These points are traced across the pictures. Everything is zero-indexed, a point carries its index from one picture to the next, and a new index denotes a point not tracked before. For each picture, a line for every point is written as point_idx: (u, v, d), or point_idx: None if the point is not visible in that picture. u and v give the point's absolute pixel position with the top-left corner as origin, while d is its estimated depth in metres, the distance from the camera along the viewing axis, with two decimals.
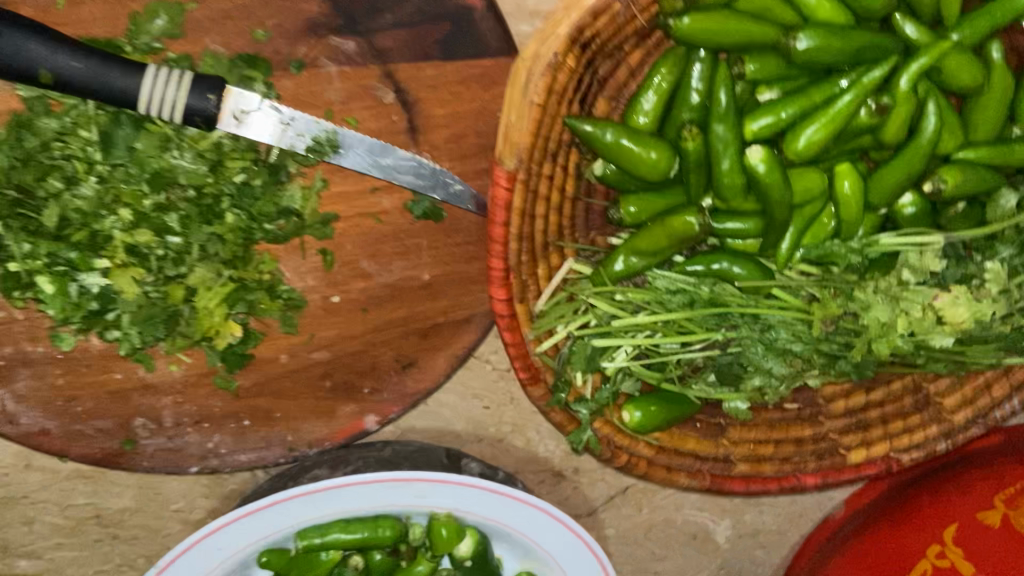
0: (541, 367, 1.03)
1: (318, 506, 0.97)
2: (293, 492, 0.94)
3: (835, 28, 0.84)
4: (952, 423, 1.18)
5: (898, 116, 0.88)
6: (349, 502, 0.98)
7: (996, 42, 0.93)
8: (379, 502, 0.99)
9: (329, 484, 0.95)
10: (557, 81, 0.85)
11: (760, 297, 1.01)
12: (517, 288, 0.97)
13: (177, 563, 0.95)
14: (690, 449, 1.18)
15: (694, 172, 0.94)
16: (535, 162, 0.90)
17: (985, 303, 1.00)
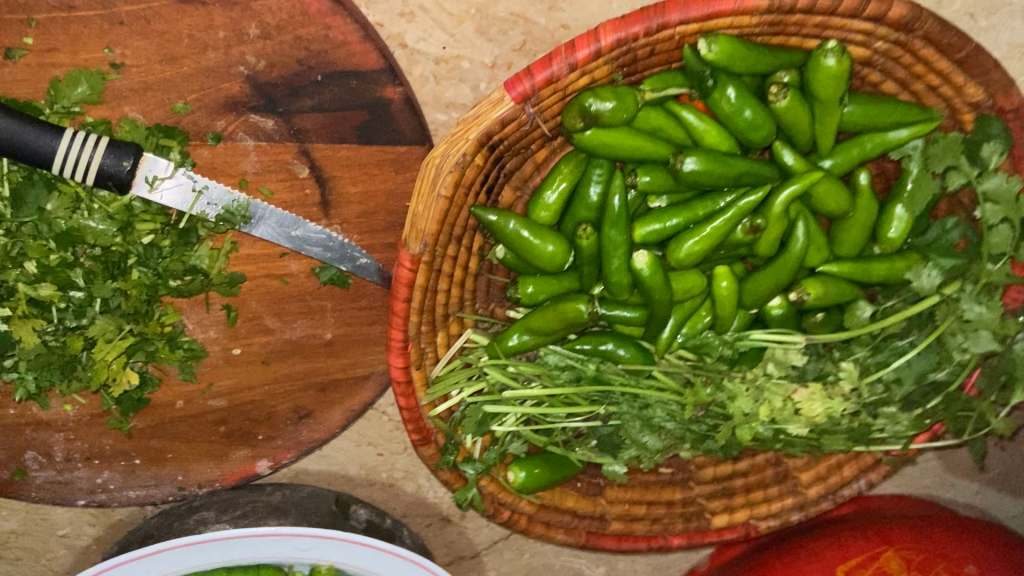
0: (433, 429, 1.10)
1: (202, 555, 1.01)
2: (176, 542, 0.99)
3: (717, 154, 0.93)
4: (805, 496, 1.29)
5: (769, 235, 0.98)
6: (233, 552, 1.02)
7: (865, 170, 1.03)
8: (262, 553, 1.03)
9: (212, 535, 0.99)
10: (463, 176, 0.90)
11: (641, 378, 1.10)
12: (414, 356, 1.02)
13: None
14: (570, 507, 1.26)
15: (587, 265, 1.02)
16: (439, 245, 0.95)
17: (836, 400, 1.10)
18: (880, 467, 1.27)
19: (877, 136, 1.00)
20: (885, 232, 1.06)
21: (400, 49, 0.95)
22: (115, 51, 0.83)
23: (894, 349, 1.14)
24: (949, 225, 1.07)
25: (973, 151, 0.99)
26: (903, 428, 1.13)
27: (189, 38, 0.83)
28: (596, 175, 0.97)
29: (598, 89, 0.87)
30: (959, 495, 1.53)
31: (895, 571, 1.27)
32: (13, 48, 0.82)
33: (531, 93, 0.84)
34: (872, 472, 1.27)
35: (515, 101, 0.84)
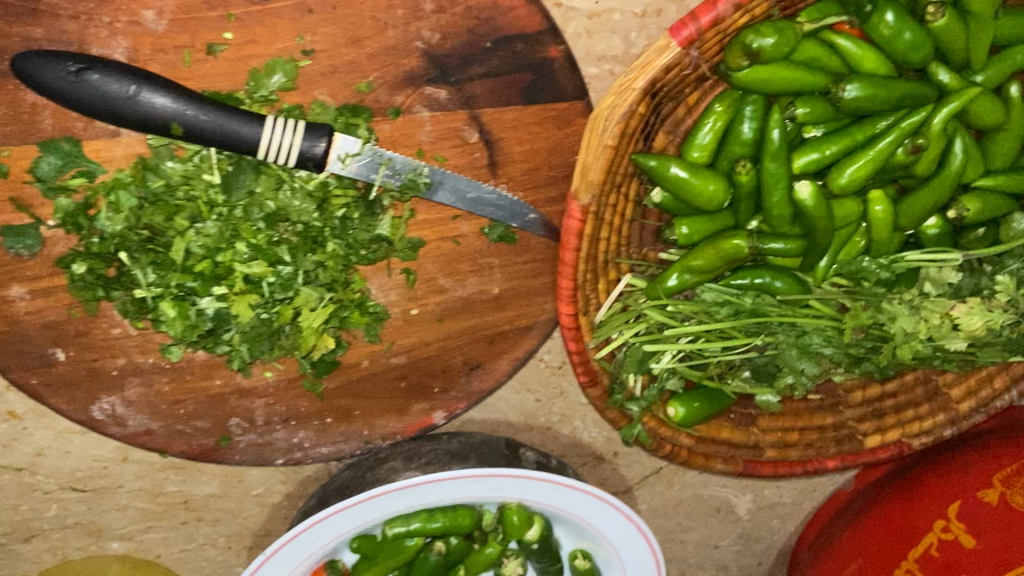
0: (599, 371, 1.15)
1: (404, 499, 1.08)
2: (382, 490, 1.05)
3: (877, 79, 0.94)
4: (957, 411, 1.31)
5: (930, 153, 0.99)
6: (432, 494, 1.09)
7: (1017, 81, 1.04)
8: (457, 493, 1.10)
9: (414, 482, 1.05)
10: (629, 125, 0.94)
11: (799, 307, 1.13)
12: (581, 303, 1.08)
13: (265, 566, 1.07)
14: (725, 437, 1.31)
15: (745, 201, 1.04)
16: (604, 195, 1.00)
17: (995, 313, 1.12)
18: None
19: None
20: None
21: (556, 8, 1.03)
22: (306, 38, 0.90)
23: None
24: None
25: None
26: None
27: (371, 20, 0.90)
28: (750, 111, 0.99)
29: (759, 25, 0.90)
30: None
31: None
32: (215, 44, 0.89)
33: (695, 37, 0.88)
34: (1023, 382, 1.30)
35: (681, 46, 0.88)
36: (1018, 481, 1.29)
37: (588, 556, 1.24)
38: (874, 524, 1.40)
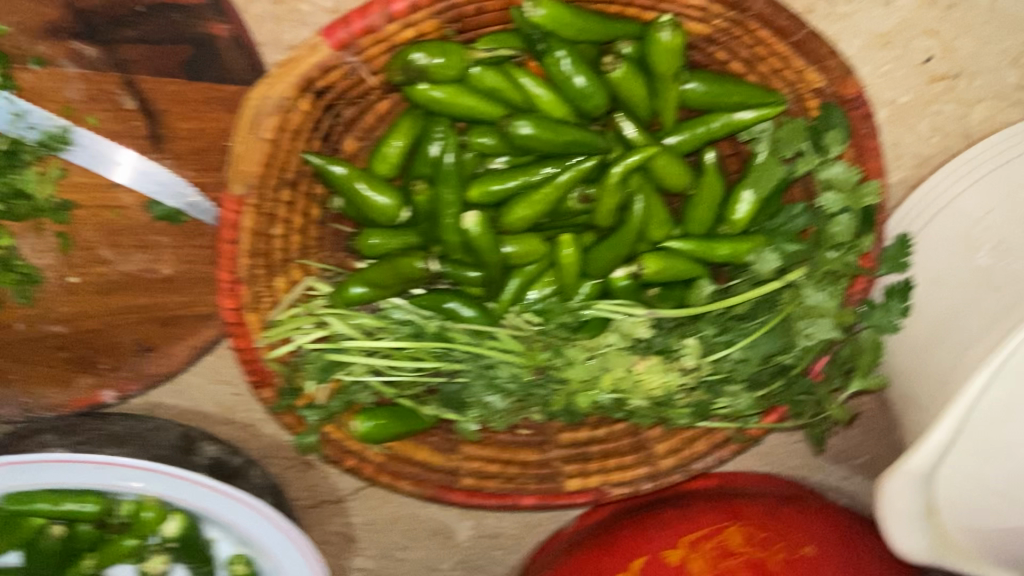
0: (270, 371, 1.09)
1: (27, 477, 1.04)
2: None
3: (550, 122, 0.94)
4: (658, 466, 1.30)
5: (605, 204, 0.98)
6: (57, 477, 1.05)
7: (712, 149, 1.04)
8: (87, 480, 1.06)
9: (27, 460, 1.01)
10: (289, 120, 0.90)
11: (485, 339, 1.11)
12: (247, 299, 1.02)
13: None
14: (421, 459, 1.28)
15: (425, 222, 1.02)
16: (267, 190, 0.95)
17: (673, 373, 1.12)
18: (730, 444, 1.28)
19: (725, 115, 1.00)
20: (733, 212, 1.07)
21: None
22: None
23: (742, 328, 1.15)
24: (796, 212, 1.07)
25: (816, 138, 1.00)
26: (744, 407, 1.14)
27: None
28: (439, 133, 0.96)
29: (425, 43, 0.87)
30: (828, 478, 1.54)
31: (736, 544, 1.28)
32: None
33: (349, 42, 0.84)
34: (723, 448, 1.28)
35: (332, 48, 0.84)
36: (702, 546, 1.29)
37: (249, 562, 1.19)
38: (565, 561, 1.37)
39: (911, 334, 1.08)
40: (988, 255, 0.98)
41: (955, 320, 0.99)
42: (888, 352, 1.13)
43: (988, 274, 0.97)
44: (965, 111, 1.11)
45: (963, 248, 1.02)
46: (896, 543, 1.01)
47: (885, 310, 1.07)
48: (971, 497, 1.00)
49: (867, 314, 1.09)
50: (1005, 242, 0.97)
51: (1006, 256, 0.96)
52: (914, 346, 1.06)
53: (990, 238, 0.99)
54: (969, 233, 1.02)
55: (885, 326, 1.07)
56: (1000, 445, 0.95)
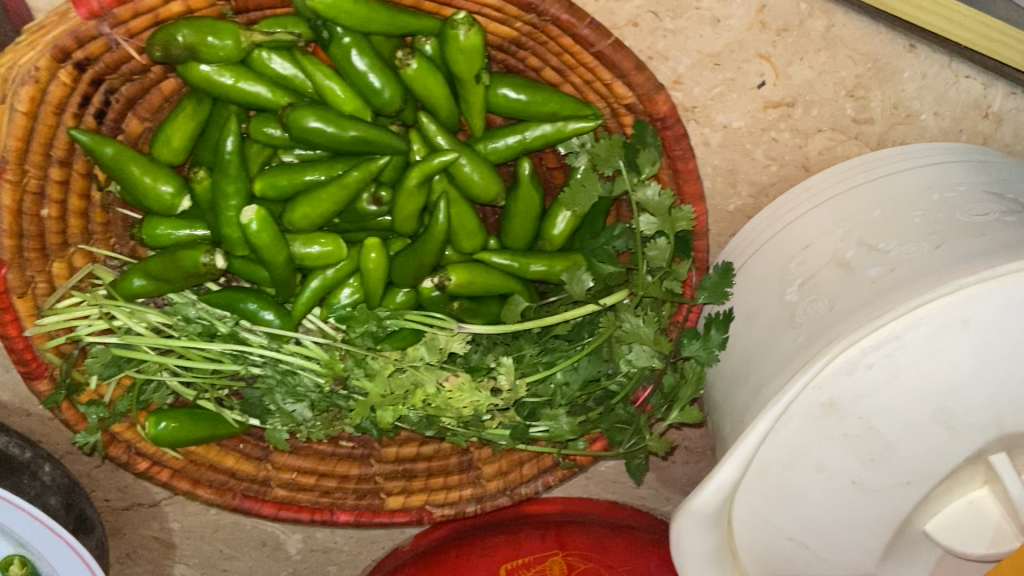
0: (48, 363, 1.02)
1: None
2: None
3: (339, 117, 0.87)
4: (484, 488, 1.24)
5: (401, 209, 0.93)
6: None
7: (528, 161, 0.97)
8: None
9: None
10: (47, 92, 0.83)
11: (285, 343, 1.04)
12: (15, 283, 0.95)
13: None
14: (227, 466, 1.20)
15: (209, 214, 0.94)
16: (29, 167, 0.88)
17: (482, 393, 1.06)
18: (558, 469, 1.23)
19: (540, 124, 0.94)
20: (550, 228, 1.02)
21: None
22: None
23: (564, 350, 1.11)
24: (616, 232, 1.01)
25: (632, 156, 0.94)
26: (563, 430, 1.09)
27: None
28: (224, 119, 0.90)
29: (193, 22, 0.81)
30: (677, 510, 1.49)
31: (556, 574, 1.25)
32: None
33: (103, 13, 0.79)
34: (550, 474, 1.23)
35: (84, 18, 0.79)
36: (522, 573, 1.26)
37: (26, 563, 1.11)
38: None
39: (727, 365, 1.04)
40: (797, 289, 0.94)
41: (761, 355, 0.95)
42: (709, 385, 1.08)
43: (794, 310, 0.92)
44: (802, 142, 1.08)
45: (776, 280, 0.97)
46: None
47: (703, 340, 1.03)
48: (766, 540, 0.96)
49: (686, 343, 1.04)
50: (814, 278, 0.93)
51: (813, 291, 0.92)
52: (728, 377, 1.02)
53: (801, 272, 0.95)
54: (784, 265, 0.97)
55: (702, 357, 1.03)
56: (790, 489, 0.92)
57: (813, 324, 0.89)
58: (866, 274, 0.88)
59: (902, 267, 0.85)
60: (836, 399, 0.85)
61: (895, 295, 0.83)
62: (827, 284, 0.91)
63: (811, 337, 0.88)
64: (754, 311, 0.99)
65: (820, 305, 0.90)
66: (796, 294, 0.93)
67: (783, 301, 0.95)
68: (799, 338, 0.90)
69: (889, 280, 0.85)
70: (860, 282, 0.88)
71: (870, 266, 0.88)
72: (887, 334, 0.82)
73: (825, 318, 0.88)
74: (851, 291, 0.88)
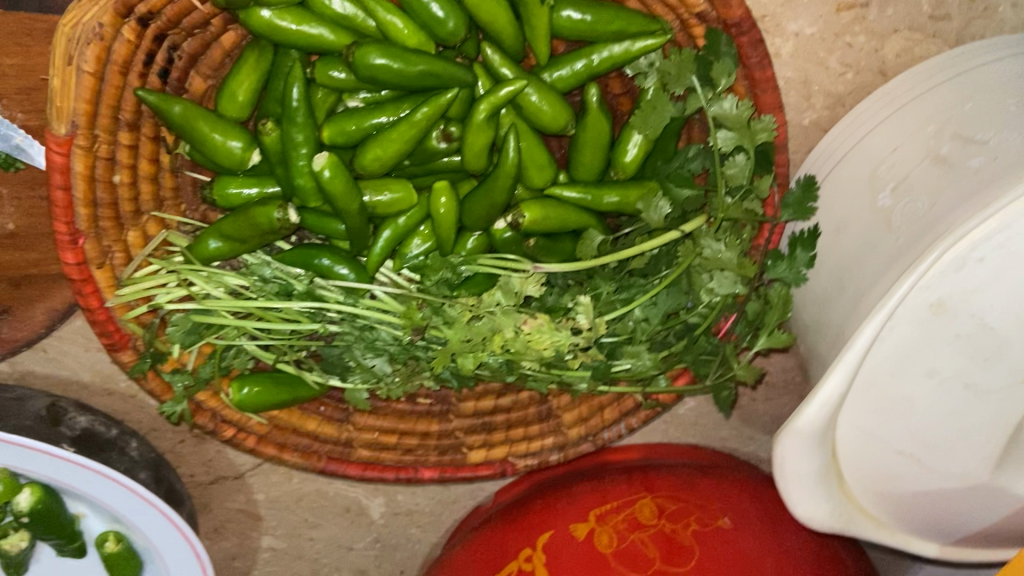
0: (130, 334, 1.02)
1: None
2: None
3: (405, 52, 0.84)
4: (566, 436, 1.23)
5: (470, 145, 0.91)
6: None
7: (596, 86, 0.94)
8: None
9: None
10: (113, 50, 0.82)
11: (360, 298, 1.03)
12: (92, 253, 0.95)
13: None
14: (310, 430, 1.20)
15: (279, 167, 0.92)
16: (98, 131, 0.87)
17: (562, 333, 1.03)
18: (641, 410, 1.21)
19: (607, 46, 0.92)
20: (621, 156, 0.99)
21: None
22: None
23: (642, 285, 1.07)
24: (691, 154, 0.98)
25: (705, 71, 0.92)
26: (646, 366, 1.06)
27: None
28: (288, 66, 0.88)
29: None
30: (760, 450, 1.45)
31: (646, 517, 1.20)
32: None
33: None
34: (632, 416, 1.21)
35: None
36: (611, 518, 1.21)
37: (121, 539, 1.12)
38: (469, 541, 1.29)
39: (815, 284, 1.00)
40: (892, 195, 0.91)
41: (856, 264, 0.92)
42: (796, 308, 1.05)
43: (891, 215, 0.90)
44: (878, 45, 1.05)
45: (868, 189, 0.94)
46: (793, 509, 0.93)
47: (789, 260, 0.99)
48: (874, 457, 0.94)
49: (772, 265, 1.00)
50: (909, 180, 0.90)
51: (909, 194, 0.89)
52: (819, 296, 0.99)
53: (893, 177, 0.92)
54: (874, 174, 0.94)
55: (789, 277, 0.99)
56: (899, 398, 0.90)
57: (914, 226, 0.86)
58: (966, 166, 0.84)
59: (1004, 152, 0.81)
60: (945, 298, 0.84)
61: (1000, 180, 0.79)
62: (923, 184, 0.88)
63: (913, 238, 0.85)
64: (844, 224, 0.96)
65: (918, 205, 0.87)
66: (891, 198, 0.90)
67: (876, 209, 0.92)
68: (900, 242, 0.87)
69: (991, 167, 0.81)
70: (960, 174, 0.84)
71: (969, 158, 0.84)
72: (994, 221, 0.78)
73: (928, 219, 0.85)
74: (951, 186, 0.84)
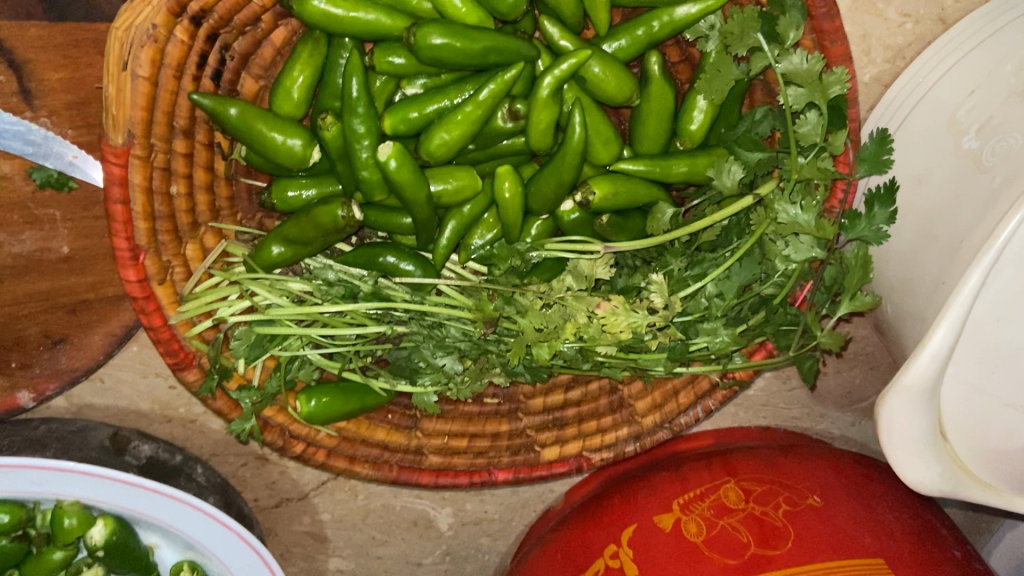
0: (195, 352, 0.98)
1: None
2: None
3: (464, 28, 0.81)
4: (641, 425, 1.19)
5: (536, 123, 0.87)
6: None
7: (657, 55, 0.91)
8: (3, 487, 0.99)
9: None
10: (167, 53, 0.80)
11: (427, 294, 1.00)
12: (153, 269, 0.92)
13: None
14: (379, 440, 1.16)
15: (341, 163, 0.90)
16: (155, 140, 0.84)
17: (639, 313, 0.99)
18: (717, 391, 1.17)
19: (667, 11, 0.89)
20: (686, 124, 0.96)
21: None
22: None
23: (714, 259, 1.03)
24: (759, 116, 0.94)
25: (770, 28, 0.88)
26: (725, 343, 1.02)
27: None
28: (343, 57, 0.86)
29: None
30: (834, 427, 1.41)
31: (733, 501, 1.15)
32: None
33: None
34: (709, 398, 1.18)
35: None
36: (698, 507, 1.16)
37: (196, 568, 1.08)
38: (546, 544, 1.25)
39: (899, 242, 0.96)
40: (978, 136, 0.86)
41: (945, 214, 0.88)
42: (878, 267, 1.01)
43: (981, 158, 0.85)
44: None
45: (949, 134, 0.89)
46: (902, 474, 0.88)
47: (868, 218, 0.95)
48: (979, 411, 0.90)
49: (849, 225, 0.96)
50: (994, 118, 0.85)
51: (998, 132, 0.84)
52: (906, 254, 0.95)
53: (977, 118, 0.87)
54: (954, 117, 0.90)
55: (870, 236, 0.95)
56: (1001, 344, 0.87)
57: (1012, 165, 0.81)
58: None
59: None
60: None
61: None
62: (1012, 120, 0.82)
63: (1011, 178, 0.81)
64: (927, 176, 0.91)
65: (1011, 142, 0.82)
66: (978, 141, 0.86)
67: (963, 153, 0.87)
68: (996, 185, 0.82)
69: None
70: None
71: None
72: None
73: None
74: None
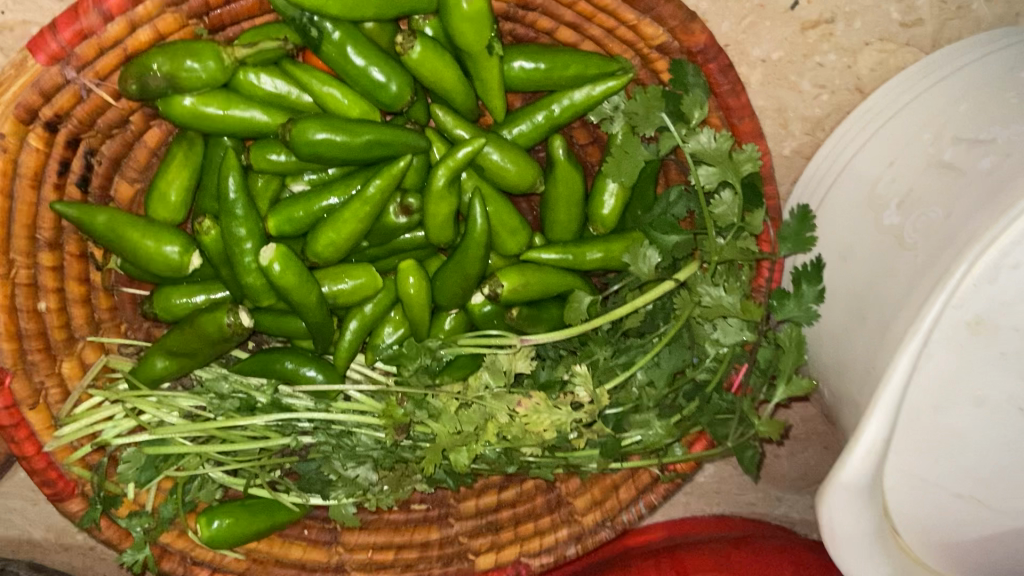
0: (76, 480, 0.89)
1: None
2: None
3: (345, 121, 0.76)
4: (581, 526, 1.09)
5: (433, 216, 0.82)
6: None
7: (560, 139, 0.87)
8: None
9: None
10: (21, 164, 0.74)
11: (333, 400, 0.93)
12: (24, 392, 0.84)
13: None
14: (295, 559, 1.07)
15: (225, 268, 0.83)
16: (16, 254, 0.78)
17: (562, 410, 0.92)
18: (659, 486, 1.09)
19: (565, 95, 0.84)
20: (598, 209, 0.91)
21: None
22: None
23: (640, 345, 0.98)
24: (672, 197, 0.89)
25: (675, 106, 0.84)
26: (659, 436, 0.95)
27: None
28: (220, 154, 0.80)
29: (167, 46, 0.71)
30: (791, 510, 1.34)
31: None
32: None
33: (65, 55, 0.69)
34: (650, 492, 1.10)
35: (45, 64, 0.69)
36: None
37: None
38: None
39: (830, 321, 0.91)
40: (901, 211, 0.81)
41: (872, 292, 0.83)
42: (811, 348, 0.95)
43: (905, 234, 0.80)
44: (850, 61, 0.98)
45: (871, 208, 0.85)
46: (850, 573, 0.82)
47: (796, 297, 0.90)
48: (928, 505, 0.83)
49: (778, 305, 0.91)
50: (915, 193, 0.80)
51: (920, 207, 0.79)
52: (837, 335, 0.89)
53: (897, 192, 0.83)
54: (874, 191, 0.85)
55: (801, 316, 0.90)
56: (947, 435, 0.79)
57: (937, 243, 0.76)
58: (985, 170, 0.74)
59: None
60: (983, 314, 0.74)
61: None
62: (933, 194, 0.78)
63: (938, 256, 0.76)
64: (853, 252, 0.87)
65: (935, 218, 0.77)
66: (901, 216, 0.81)
67: (886, 228, 0.83)
68: (922, 263, 0.77)
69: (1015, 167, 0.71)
70: (978, 180, 0.75)
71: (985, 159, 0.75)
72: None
73: (951, 232, 0.75)
74: (970, 194, 0.75)
